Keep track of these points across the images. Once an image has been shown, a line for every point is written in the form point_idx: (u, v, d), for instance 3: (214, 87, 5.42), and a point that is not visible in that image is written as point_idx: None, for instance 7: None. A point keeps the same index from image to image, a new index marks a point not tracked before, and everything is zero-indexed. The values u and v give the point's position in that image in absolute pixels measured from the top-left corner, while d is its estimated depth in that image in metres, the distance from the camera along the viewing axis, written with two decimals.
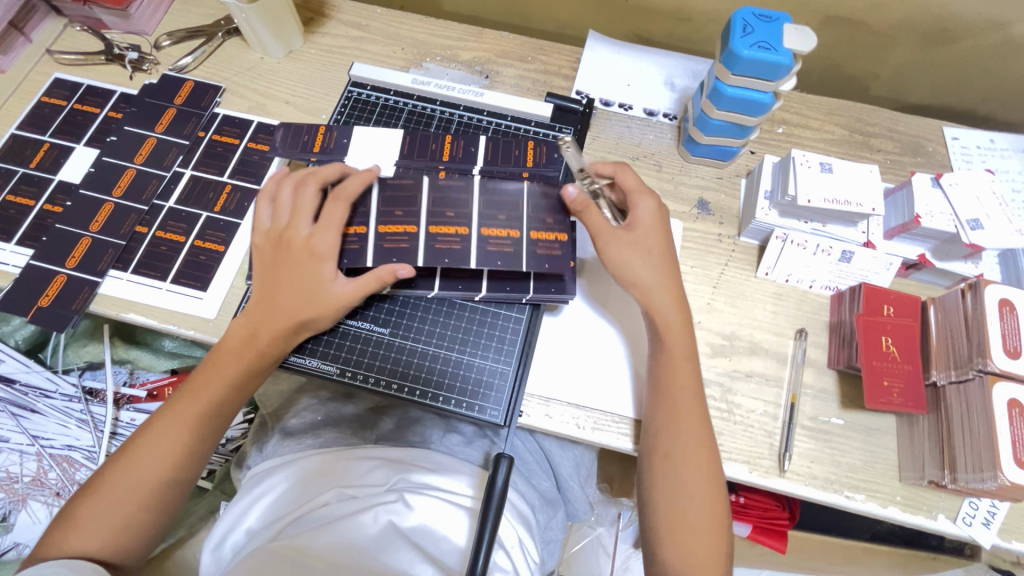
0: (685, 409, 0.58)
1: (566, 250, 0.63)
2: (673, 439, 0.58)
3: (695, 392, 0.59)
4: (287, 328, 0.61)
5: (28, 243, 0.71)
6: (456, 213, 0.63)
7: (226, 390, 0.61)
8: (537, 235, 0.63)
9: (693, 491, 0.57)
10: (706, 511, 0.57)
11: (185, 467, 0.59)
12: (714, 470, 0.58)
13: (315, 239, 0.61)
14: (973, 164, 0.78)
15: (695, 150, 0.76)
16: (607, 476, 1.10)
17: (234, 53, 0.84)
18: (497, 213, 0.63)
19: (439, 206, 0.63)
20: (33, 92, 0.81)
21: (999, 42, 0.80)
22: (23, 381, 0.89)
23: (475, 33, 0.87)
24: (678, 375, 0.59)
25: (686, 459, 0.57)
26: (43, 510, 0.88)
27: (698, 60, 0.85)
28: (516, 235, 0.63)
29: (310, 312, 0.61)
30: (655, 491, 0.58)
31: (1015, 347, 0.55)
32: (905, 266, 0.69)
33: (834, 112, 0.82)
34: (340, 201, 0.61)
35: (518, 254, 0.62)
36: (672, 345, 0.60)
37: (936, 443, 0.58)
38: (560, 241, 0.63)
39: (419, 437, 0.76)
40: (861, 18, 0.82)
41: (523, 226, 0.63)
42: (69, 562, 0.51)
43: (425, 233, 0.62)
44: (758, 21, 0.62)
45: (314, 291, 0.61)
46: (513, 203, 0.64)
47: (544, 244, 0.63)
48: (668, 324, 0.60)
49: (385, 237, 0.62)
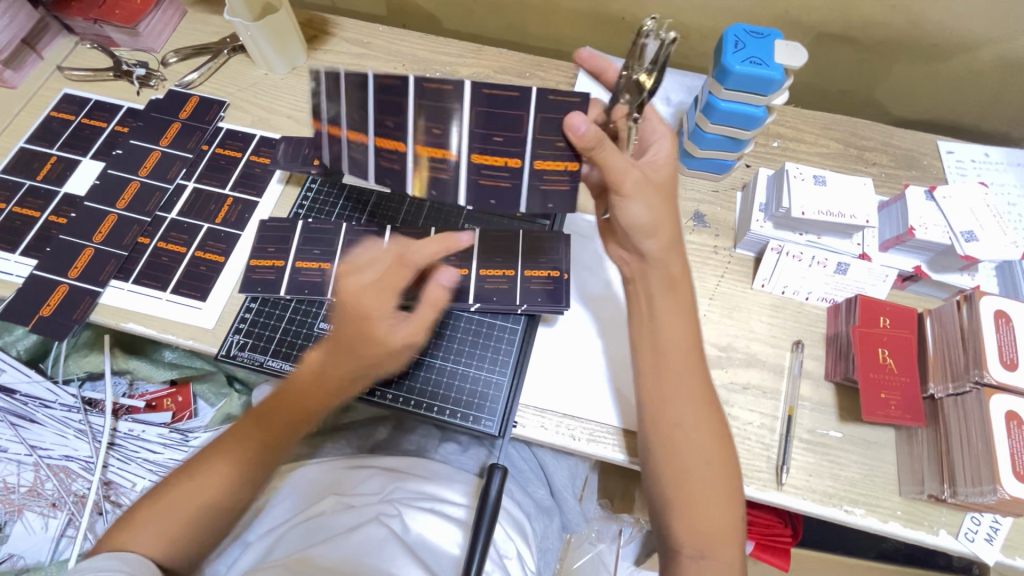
0: (689, 373, 0.57)
1: (572, 181, 0.60)
2: (674, 412, 0.56)
3: (694, 351, 0.58)
4: (346, 378, 0.58)
5: (32, 253, 0.72)
6: (442, 131, 0.57)
7: (283, 425, 0.58)
8: (540, 164, 0.59)
9: (705, 486, 0.55)
10: (717, 486, 0.55)
11: (235, 492, 0.57)
12: (725, 454, 0.56)
13: (377, 307, 0.56)
14: (969, 177, 0.79)
15: (691, 164, 0.77)
16: (607, 491, 1.02)
17: (238, 69, 0.86)
18: (493, 132, 0.57)
19: (430, 120, 0.57)
20: (43, 107, 0.83)
21: (991, 58, 0.81)
22: (23, 391, 0.90)
23: (475, 50, 0.89)
24: (679, 334, 0.58)
25: (686, 433, 0.55)
26: (38, 521, 0.86)
27: (693, 76, 0.86)
28: (517, 164, 0.59)
29: (370, 366, 0.57)
30: (660, 465, 0.56)
31: (1012, 359, 0.55)
32: (901, 278, 0.69)
33: (829, 127, 0.83)
34: (410, 267, 0.59)
35: (514, 186, 0.60)
36: (681, 294, 0.59)
37: (934, 457, 0.57)
38: (568, 171, 0.59)
39: (414, 446, 0.77)
40: (853, 34, 0.83)
41: (525, 152, 0.58)
42: (120, 555, 0.50)
43: (412, 155, 0.59)
44: (749, 37, 0.64)
45: (372, 345, 0.56)
46: (518, 116, 0.56)
47: (549, 174, 0.59)
48: (679, 278, 0.59)
49: (380, 155, 0.60)
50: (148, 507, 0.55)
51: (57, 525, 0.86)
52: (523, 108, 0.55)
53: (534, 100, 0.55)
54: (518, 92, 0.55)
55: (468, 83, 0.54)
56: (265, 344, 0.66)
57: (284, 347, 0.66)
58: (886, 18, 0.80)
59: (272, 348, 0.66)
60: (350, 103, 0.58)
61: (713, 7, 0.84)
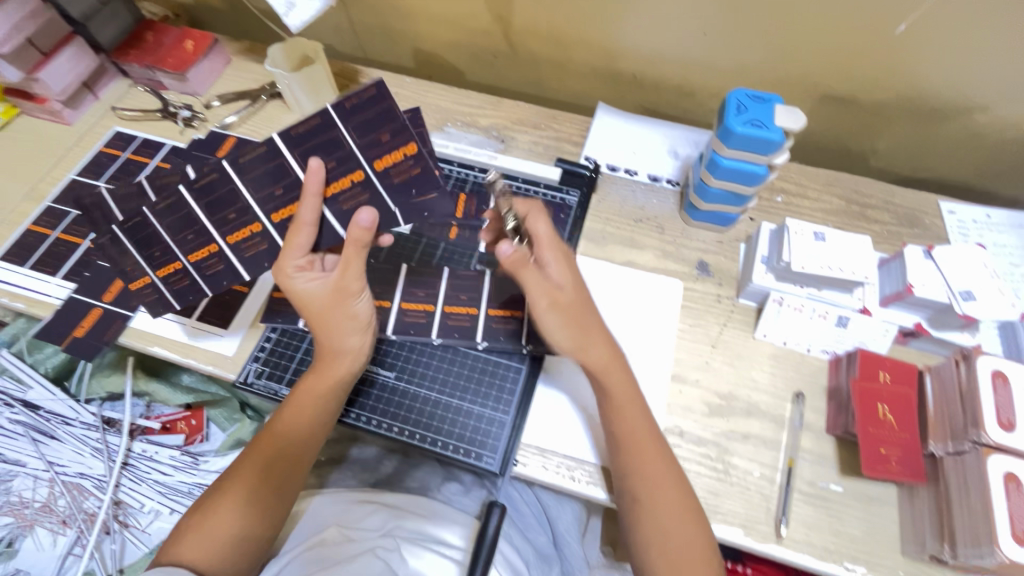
0: (648, 452, 0.59)
1: (422, 163, 0.60)
2: (641, 463, 0.59)
3: (638, 407, 0.61)
4: (327, 355, 0.62)
5: (71, 277, 0.77)
6: (284, 189, 0.60)
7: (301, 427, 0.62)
8: (380, 164, 0.60)
9: (680, 538, 0.57)
10: (697, 549, 0.56)
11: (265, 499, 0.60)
12: (696, 514, 0.58)
13: (288, 275, 0.58)
14: (971, 237, 0.80)
15: (696, 216, 0.80)
16: (609, 536, 0.89)
17: (275, 113, 0.92)
18: (327, 161, 0.59)
19: (264, 187, 0.60)
20: (94, 142, 0.90)
21: (991, 122, 0.84)
22: (47, 408, 0.95)
23: (494, 102, 0.95)
24: (629, 421, 0.60)
25: (658, 483, 0.58)
26: (48, 538, 0.90)
27: (700, 132, 0.91)
28: (361, 177, 0.60)
29: (327, 333, 0.61)
30: (638, 525, 0.58)
31: (1009, 419, 0.55)
32: (902, 333, 0.70)
33: (832, 184, 0.86)
34: (301, 226, 0.57)
35: (373, 195, 0.61)
36: (621, 391, 0.61)
37: (934, 517, 0.58)
38: (410, 155, 0.60)
39: (417, 483, 0.78)
40: (853, 96, 0.88)
41: (360, 161, 0.59)
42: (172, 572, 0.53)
43: (272, 227, 0.62)
44: (751, 102, 0.68)
45: (308, 308, 0.60)
46: (331, 136, 0.59)
47: (394, 167, 0.60)
48: (611, 373, 0.61)
49: (241, 246, 0.64)
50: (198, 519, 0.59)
51: (65, 542, 0.90)
52: (333, 124, 0.58)
53: (336, 115, 0.58)
54: (319, 118, 0.58)
55: (275, 134, 0.59)
56: (281, 373, 0.70)
57: (298, 376, 0.69)
58: (882, 83, 0.84)
59: (287, 377, 0.69)
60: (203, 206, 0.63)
61: (720, 69, 0.90)
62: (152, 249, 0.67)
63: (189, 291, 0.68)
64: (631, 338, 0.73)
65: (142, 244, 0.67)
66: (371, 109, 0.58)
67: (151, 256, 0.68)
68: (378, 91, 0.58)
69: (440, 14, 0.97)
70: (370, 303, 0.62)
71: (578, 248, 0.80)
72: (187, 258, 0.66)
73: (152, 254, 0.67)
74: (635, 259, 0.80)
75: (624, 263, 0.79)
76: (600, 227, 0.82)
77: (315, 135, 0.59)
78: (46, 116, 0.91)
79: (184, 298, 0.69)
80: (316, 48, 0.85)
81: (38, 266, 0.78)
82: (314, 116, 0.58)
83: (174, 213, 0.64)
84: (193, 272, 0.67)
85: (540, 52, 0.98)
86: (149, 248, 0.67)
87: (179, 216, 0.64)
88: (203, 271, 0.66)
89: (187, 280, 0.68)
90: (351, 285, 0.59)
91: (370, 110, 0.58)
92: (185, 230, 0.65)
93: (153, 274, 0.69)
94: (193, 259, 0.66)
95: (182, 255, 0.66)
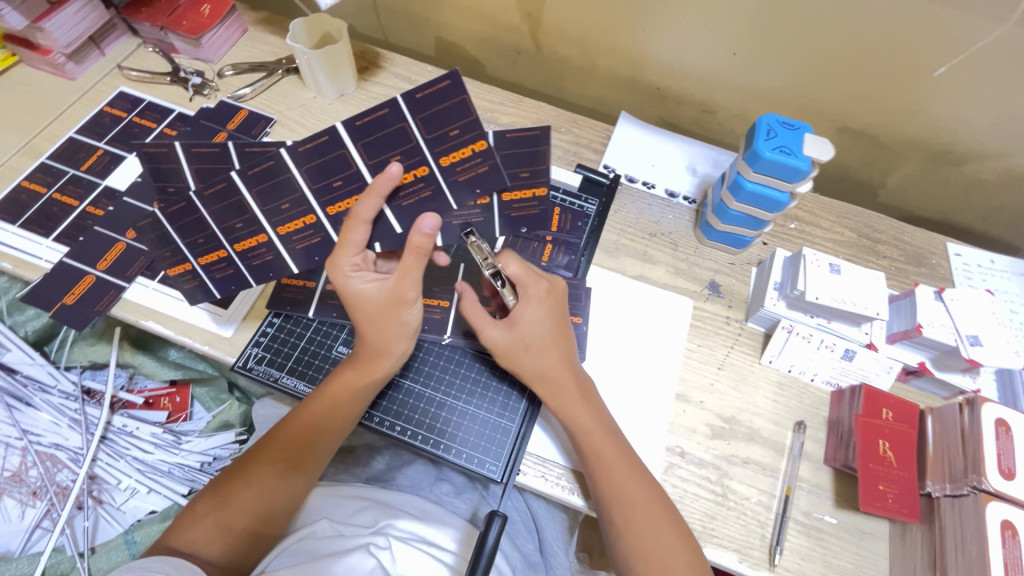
0: (625, 481, 0.58)
1: (488, 160, 0.58)
2: (612, 483, 0.58)
3: (607, 430, 0.61)
4: (370, 354, 0.61)
5: (64, 240, 0.74)
6: (343, 182, 0.57)
7: (318, 422, 0.61)
8: (447, 160, 0.57)
9: (671, 564, 0.55)
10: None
11: (278, 491, 0.61)
12: (691, 542, 0.57)
13: (343, 274, 0.57)
14: (974, 281, 0.81)
15: (711, 235, 0.80)
16: (586, 544, 0.99)
17: (290, 89, 0.89)
18: (389, 153, 0.56)
19: (321, 178, 0.57)
20: (97, 102, 0.86)
21: (1004, 170, 0.85)
22: (24, 372, 0.97)
23: (516, 100, 0.93)
24: (599, 449, 0.60)
25: (633, 501, 0.58)
26: (16, 509, 0.92)
27: (721, 151, 0.90)
28: (425, 172, 0.58)
29: (374, 333, 0.60)
30: (631, 552, 0.57)
31: (1009, 468, 0.56)
32: (905, 371, 0.71)
33: (845, 216, 0.86)
34: (358, 223, 0.55)
35: (435, 189, 0.60)
36: (592, 419, 0.61)
37: (928, 555, 0.58)
38: (477, 152, 0.57)
39: (408, 481, 0.76)
40: (874, 132, 0.88)
41: (425, 156, 0.57)
42: (165, 560, 0.52)
43: (328, 219, 0.60)
44: (782, 128, 0.66)
45: (362, 308, 0.59)
46: (399, 128, 0.55)
47: (460, 164, 0.58)
48: (568, 405, 0.61)
49: (291, 237, 0.61)
50: (206, 505, 0.59)
51: (33, 514, 0.92)
52: (402, 117, 0.54)
53: (405, 106, 0.54)
54: (388, 107, 0.54)
55: (339, 124, 0.53)
56: (283, 360, 0.68)
57: (301, 365, 0.68)
58: (902, 122, 0.85)
59: (289, 365, 0.68)
60: (254, 198, 0.57)
61: (746, 91, 0.89)
62: (196, 236, 0.61)
63: (235, 280, 0.65)
64: (640, 353, 0.72)
65: (185, 230, 0.60)
66: (442, 102, 0.54)
67: (193, 241, 0.62)
68: (452, 84, 0.53)
69: (467, 6, 0.95)
70: (420, 309, 0.61)
71: (593, 258, 0.79)
72: (232, 247, 0.62)
73: (193, 239, 0.61)
74: (647, 273, 0.79)
75: (636, 276, 0.79)
76: (615, 238, 0.81)
77: (381, 127, 0.54)
78: (47, 68, 0.87)
79: (226, 286, 0.66)
80: (340, 26, 0.82)
81: (29, 225, 0.75)
82: (382, 106, 0.53)
83: (222, 201, 0.57)
84: (238, 261, 0.64)
85: (566, 54, 0.96)
86: (192, 234, 0.61)
87: (226, 205, 0.58)
88: (248, 260, 0.64)
89: (232, 270, 0.65)
90: (407, 294, 0.58)
91: (443, 103, 0.54)
92: (233, 219, 0.59)
93: (193, 260, 0.64)
94: (239, 248, 0.62)
95: (227, 245, 0.62)
